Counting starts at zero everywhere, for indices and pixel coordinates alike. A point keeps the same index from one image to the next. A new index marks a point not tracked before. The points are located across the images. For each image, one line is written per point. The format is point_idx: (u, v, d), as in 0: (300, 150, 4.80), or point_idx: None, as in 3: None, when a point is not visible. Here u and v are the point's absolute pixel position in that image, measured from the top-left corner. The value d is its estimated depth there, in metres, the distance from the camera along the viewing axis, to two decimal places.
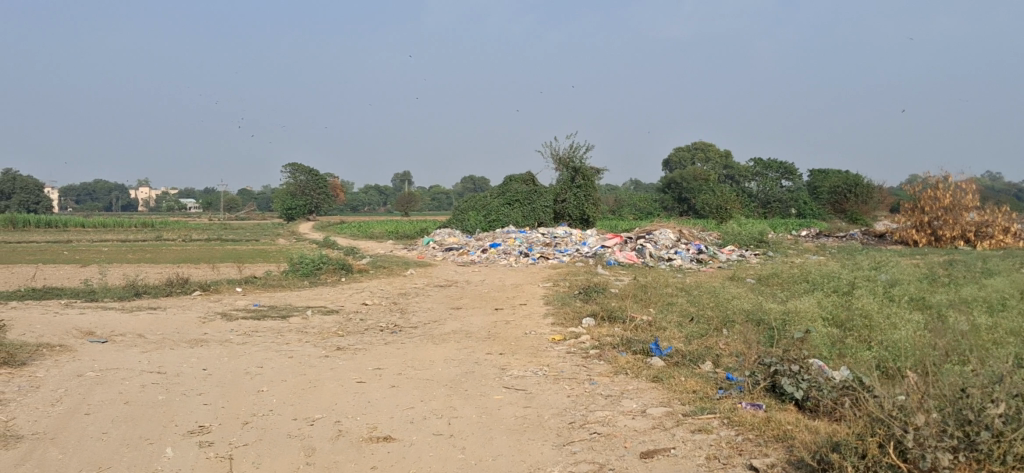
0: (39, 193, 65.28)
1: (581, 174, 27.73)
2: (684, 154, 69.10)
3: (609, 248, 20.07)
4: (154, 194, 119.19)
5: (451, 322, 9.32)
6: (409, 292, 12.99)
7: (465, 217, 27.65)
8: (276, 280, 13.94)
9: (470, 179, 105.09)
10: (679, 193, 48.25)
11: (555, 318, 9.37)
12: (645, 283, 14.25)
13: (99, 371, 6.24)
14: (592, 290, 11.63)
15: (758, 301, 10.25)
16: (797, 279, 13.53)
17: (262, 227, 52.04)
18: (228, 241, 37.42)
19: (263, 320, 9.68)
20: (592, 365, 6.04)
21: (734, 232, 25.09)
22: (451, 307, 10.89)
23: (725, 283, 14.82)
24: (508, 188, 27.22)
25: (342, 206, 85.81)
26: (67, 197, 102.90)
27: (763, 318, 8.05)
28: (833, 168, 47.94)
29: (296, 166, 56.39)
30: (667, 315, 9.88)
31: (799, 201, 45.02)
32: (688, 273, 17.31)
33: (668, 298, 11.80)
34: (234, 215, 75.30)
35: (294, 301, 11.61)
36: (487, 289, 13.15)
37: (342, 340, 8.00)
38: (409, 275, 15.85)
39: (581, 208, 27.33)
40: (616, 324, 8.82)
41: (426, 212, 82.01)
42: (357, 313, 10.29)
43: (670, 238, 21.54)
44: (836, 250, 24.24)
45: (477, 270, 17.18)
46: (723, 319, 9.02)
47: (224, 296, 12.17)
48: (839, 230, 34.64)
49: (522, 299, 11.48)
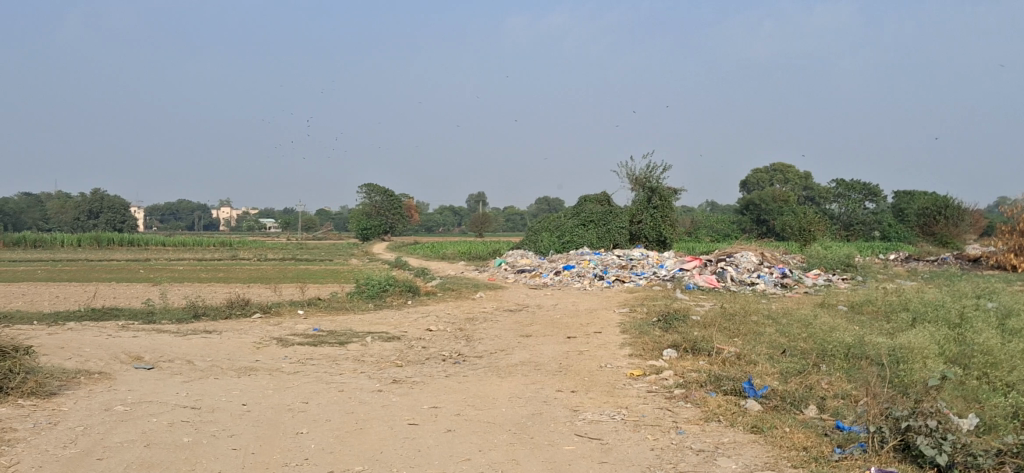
0: (125, 212, 66.71)
1: (658, 194, 26.78)
2: (762, 175, 67.28)
3: (688, 271, 19.15)
4: (235, 214, 121.36)
5: (518, 352, 8.58)
6: (477, 317, 12.30)
7: (539, 239, 26.97)
8: (339, 302, 13.39)
9: (544, 199, 104.56)
10: (758, 214, 46.86)
11: (633, 349, 8.59)
12: (729, 310, 13.37)
13: (130, 405, 5.64)
14: (672, 317, 10.81)
15: (858, 333, 9.33)
16: (895, 307, 12.50)
17: (338, 246, 52.12)
18: (302, 262, 37.38)
19: (320, 347, 9.08)
20: (678, 408, 5.25)
21: (820, 255, 23.92)
22: (521, 334, 10.17)
23: (817, 310, 13.83)
24: (583, 209, 26.51)
25: (416, 227, 86.01)
26: (152, 217, 105.44)
27: (870, 356, 7.21)
28: (921, 190, 46.06)
29: (372, 187, 56.41)
30: (756, 347, 9.01)
31: (883, 223, 43.38)
32: (773, 299, 16.32)
33: (755, 327, 10.91)
34: (311, 235, 75.93)
35: (357, 325, 11.02)
36: (560, 314, 12.39)
37: (399, 371, 7.32)
38: (478, 298, 15.18)
39: (657, 229, 26.36)
40: (701, 357, 8.00)
41: (500, 233, 81.58)
42: (420, 340, 9.64)
43: (752, 261, 20.53)
44: (930, 276, 22.89)
45: (550, 294, 16.45)
46: (821, 354, 8.17)
47: (284, 319, 11.64)
48: (929, 254, 33.07)
49: (597, 326, 10.71)
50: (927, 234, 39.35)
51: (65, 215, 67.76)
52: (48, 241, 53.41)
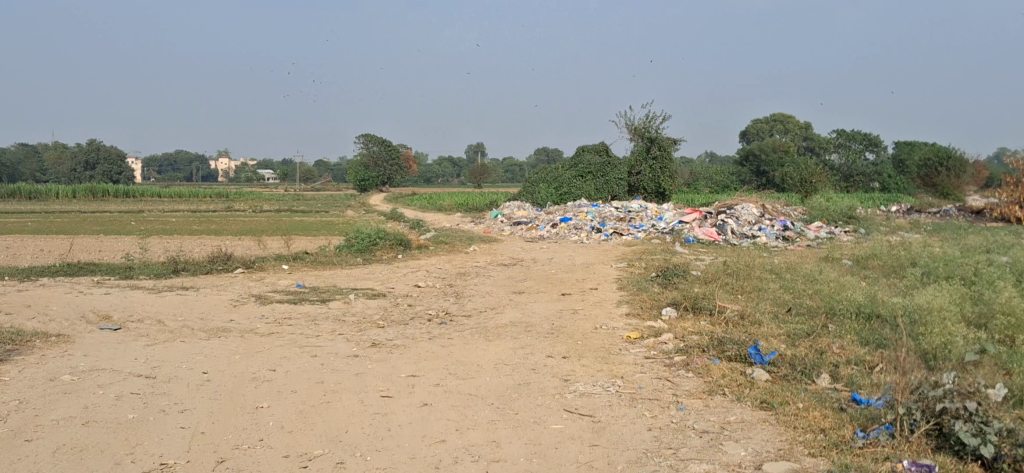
0: (121, 164, 65.97)
1: (657, 144, 26.16)
2: (762, 126, 66.39)
3: (688, 223, 18.60)
4: (233, 165, 120.66)
5: (509, 311, 8.09)
6: (469, 273, 11.82)
7: (536, 191, 26.42)
8: (326, 256, 12.89)
9: (543, 149, 103.87)
10: (758, 165, 46.29)
11: (631, 308, 8.10)
12: (731, 265, 12.88)
13: (78, 374, 5.16)
14: (672, 274, 10.31)
15: (870, 291, 8.84)
16: (903, 263, 12.00)
17: (335, 197, 51.53)
18: (297, 213, 36.92)
19: (300, 305, 8.60)
20: (678, 379, 4.76)
21: (821, 207, 23.38)
22: (513, 291, 9.69)
23: (821, 265, 13.32)
24: (580, 160, 25.97)
25: (415, 178, 85.39)
26: (149, 168, 104.91)
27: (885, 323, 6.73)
28: (921, 141, 45.44)
29: (368, 137, 55.65)
30: (761, 306, 8.53)
31: (884, 174, 42.84)
32: (775, 252, 15.80)
33: (758, 283, 10.42)
34: (309, 186, 75.21)
35: (342, 281, 10.55)
36: (555, 269, 11.89)
37: (379, 334, 6.83)
38: (472, 252, 14.69)
39: (656, 181, 25.81)
40: (703, 317, 7.52)
41: (498, 184, 80.99)
42: (407, 298, 9.16)
43: (753, 213, 19.97)
44: (935, 228, 22.35)
45: (546, 247, 15.94)
46: (831, 315, 7.69)
47: (267, 274, 11.15)
48: (931, 205, 32.55)
49: (593, 282, 10.22)
50: (929, 185, 38.76)
51: (62, 166, 66.99)
52: (43, 192, 52.84)
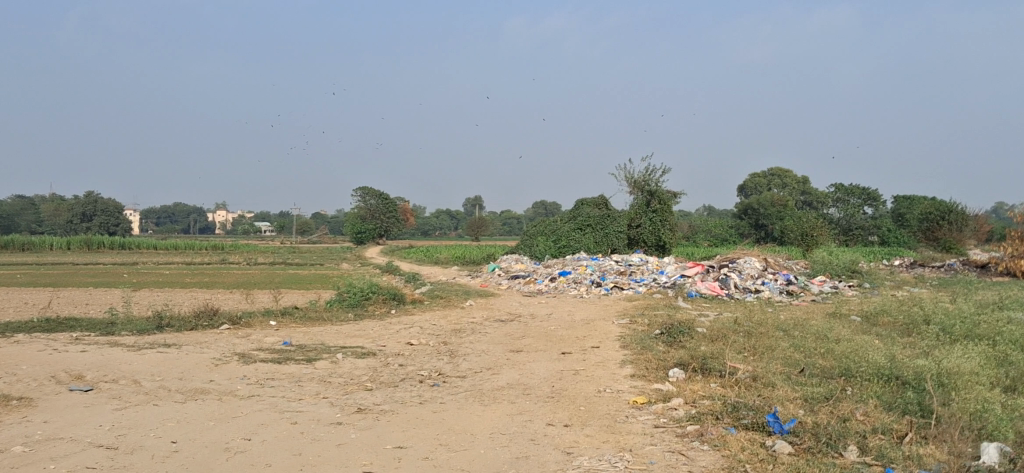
0: (118, 215, 65.67)
1: (657, 197, 25.84)
2: (760, 180, 66.22)
3: (689, 277, 18.22)
4: (232, 217, 120.57)
5: (506, 372, 7.63)
6: (464, 329, 11.36)
7: (534, 244, 26.02)
8: (317, 312, 12.44)
9: (541, 202, 103.89)
10: (756, 219, 46.04)
11: (635, 368, 7.66)
12: (736, 321, 12.45)
13: (33, 444, 4.69)
14: (676, 331, 9.89)
15: (886, 351, 8.42)
16: (915, 320, 11.60)
17: (333, 250, 51.14)
18: (292, 266, 36.44)
19: (284, 365, 8.13)
20: (693, 454, 4.32)
21: (824, 261, 23.02)
22: (510, 349, 9.23)
23: (830, 321, 12.90)
24: (579, 213, 25.65)
25: (413, 231, 85.18)
26: (147, 220, 104.88)
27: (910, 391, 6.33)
28: (921, 196, 45.30)
29: (366, 190, 55.48)
30: (772, 366, 8.09)
31: (883, 228, 42.59)
32: (780, 307, 15.38)
33: (767, 340, 10.00)
34: (306, 238, 74.89)
35: (332, 339, 10.09)
36: (554, 326, 11.44)
37: (366, 397, 6.37)
38: (468, 307, 14.25)
39: (656, 233, 25.29)
40: (712, 379, 7.08)
41: (496, 236, 80.75)
42: (398, 356, 8.70)
43: (756, 268, 19.57)
44: (940, 283, 21.97)
45: (545, 302, 15.49)
46: (849, 378, 7.28)
47: (254, 331, 10.70)
48: (933, 260, 32.18)
49: (594, 340, 9.77)
50: (930, 239, 38.41)
51: (59, 216, 66.68)
52: (38, 244, 52.42)
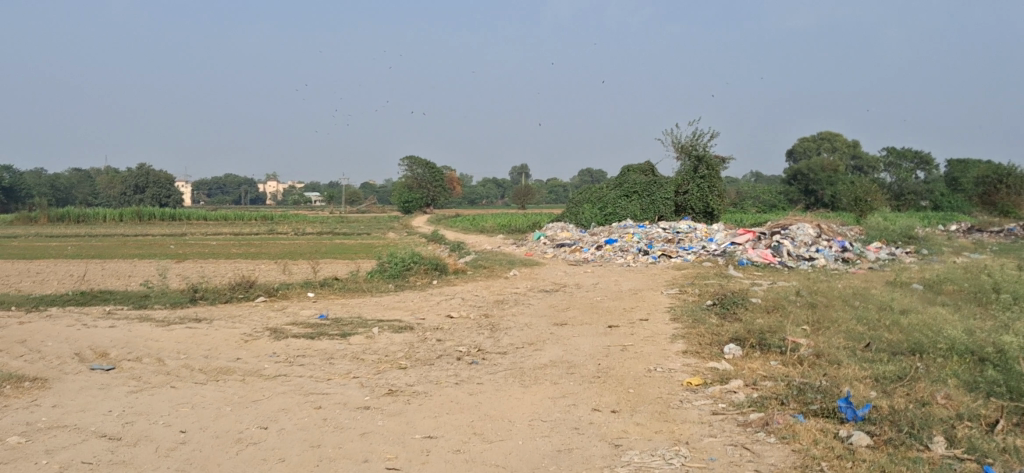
0: (170, 187, 66.21)
1: (704, 163, 24.69)
2: (809, 144, 64.74)
3: (741, 245, 17.59)
4: (281, 188, 121.41)
5: (549, 348, 7.16)
6: (507, 300, 10.90)
7: (579, 211, 25.50)
8: (356, 283, 12.06)
9: (588, 170, 102.90)
10: (807, 184, 44.98)
11: (687, 343, 7.15)
12: (792, 291, 11.86)
13: (32, 433, 4.34)
14: (730, 302, 9.35)
15: (958, 323, 7.81)
16: (983, 289, 10.92)
17: (380, 219, 51.00)
18: (338, 235, 36.32)
19: (317, 340, 7.74)
20: (757, 449, 3.83)
21: (880, 227, 22.22)
22: (554, 322, 8.75)
23: (891, 290, 12.25)
24: (626, 179, 25.12)
25: (459, 201, 84.99)
26: (199, 191, 106.01)
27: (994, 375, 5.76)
28: (976, 159, 43.99)
29: (412, 159, 55.18)
30: (836, 340, 7.53)
31: (937, 193, 41.45)
32: (837, 275, 14.73)
33: (826, 311, 9.41)
34: (354, 208, 74.90)
35: (370, 311, 9.69)
36: (600, 296, 10.93)
37: (398, 377, 5.94)
38: (512, 277, 13.80)
39: (704, 200, 24.35)
40: (773, 356, 6.55)
41: (542, 204, 80.33)
42: (436, 330, 8.26)
43: (810, 234, 18.84)
44: (1002, 248, 21.10)
45: (591, 271, 14.98)
46: (922, 353, 6.70)
47: (290, 304, 10.35)
48: (992, 224, 31.05)
49: (643, 312, 9.25)
50: (988, 203, 37.10)
51: (112, 189, 67.44)
52: (91, 216, 52.98)
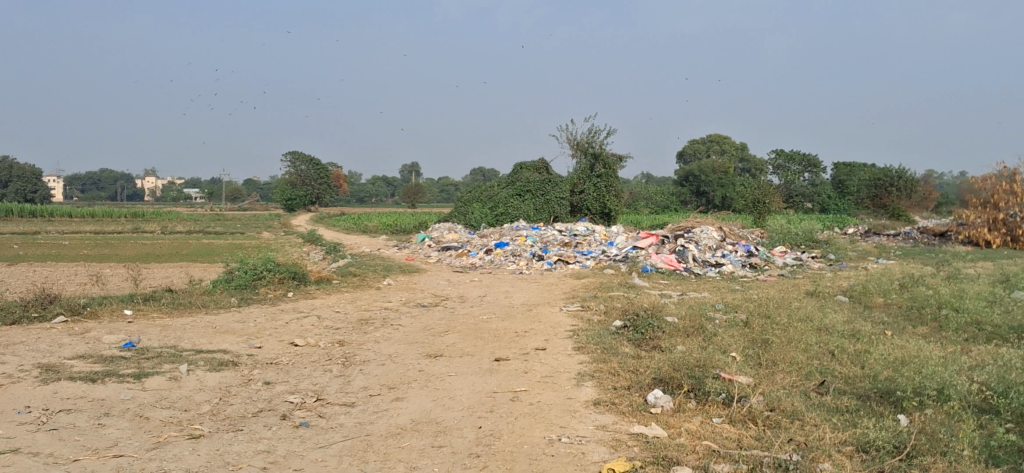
0: (37, 181, 61.66)
1: (601, 162, 23.54)
2: (699, 146, 64.26)
3: (642, 249, 16.06)
4: (160, 184, 115.79)
5: (413, 397, 5.30)
6: (373, 319, 8.99)
7: (467, 211, 23.63)
8: (193, 297, 9.91)
9: (479, 169, 101.11)
10: (697, 186, 44.15)
11: (598, 389, 5.39)
12: (707, 305, 10.30)
13: None
14: (644, 324, 7.64)
15: (927, 357, 6.28)
16: (919, 310, 9.55)
17: (261, 218, 48.01)
18: (209, 235, 33.56)
19: (98, 384, 5.67)
20: None
21: (783, 230, 21.10)
22: (426, 353, 6.88)
23: (816, 302, 10.85)
24: (518, 177, 23.38)
25: (348, 198, 82.08)
26: (71, 188, 100.10)
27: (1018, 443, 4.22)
28: (862, 164, 44.04)
29: (297, 155, 52.33)
30: (782, 378, 5.90)
31: (823, 195, 41.27)
32: (749, 284, 13.33)
33: (755, 334, 7.83)
34: (237, 205, 71.05)
35: (193, 338, 7.61)
36: (487, 314, 9.15)
37: (179, 459, 3.98)
38: (385, 288, 11.89)
39: (600, 200, 23.09)
40: (715, 410, 4.86)
41: (432, 204, 78.16)
42: (270, 368, 6.29)
43: (713, 237, 17.48)
44: (905, 254, 20.27)
45: (477, 280, 13.17)
46: (900, 404, 5.13)
47: (97, 327, 8.18)
48: (885, 227, 30.66)
49: (538, 337, 7.47)
50: (878, 207, 36.76)
51: None
52: None
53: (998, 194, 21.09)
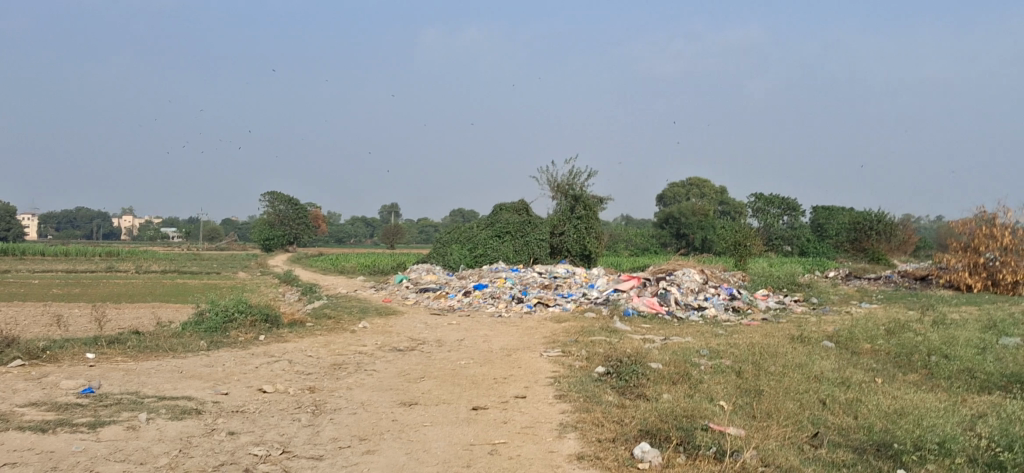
0: (11, 219, 60.88)
1: (581, 203, 23.37)
2: (678, 189, 64.36)
3: (623, 292, 15.82)
4: (137, 223, 114.84)
5: (386, 450, 4.98)
6: (347, 364, 8.67)
7: (446, 252, 23.34)
8: (160, 340, 9.55)
9: (459, 210, 100.91)
10: (677, 228, 44.09)
11: (581, 442, 5.09)
12: (691, 350, 10.04)
13: None
14: (628, 370, 7.36)
15: (923, 408, 6.03)
16: (907, 357, 9.33)
17: (238, 258, 47.48)
18: (184, 275, 33.08)
19: (49, 434, 5.32)
20: None
21: (765, 273, 20.92)
22: (401, 401, 6.57)
23: (802, 348, 10.61)
24: (498, 219, 23.16)
25: (326, 238, 81.59)
26: (47, 226, 99.04)
27: None
28: (840, 208, 44.15)
29: (276, 195, 51.94)
30: (774, 430, 5.63)
31: (802, 238, 41.26)
32: (732, 329, 13.08)
33: (742, 381, 7.56)
34: (215, 245, 70.41)
35: (157, 383, 7.26)
36: (465, 359, 8.84)
37: None
38: (360, 331, 11.57)
39: (581, 242, 22.88)
40: (706, 466, 4.57)
41: (411, 245, 77.80)
42: (236, 416, 5.96)
43: (695, 280, 17.26)
44: (887, 298, 20.11)
45: (455, 323, 12.87)
46: (900, 459, 4.86)
47: (56, 371, 7.82)
48: (865, 271, 30.60)
49: (518, 385, 7.18)
50: (857, 250, 36.74)
51: None
52: None
53: (979, 238, 21.01)
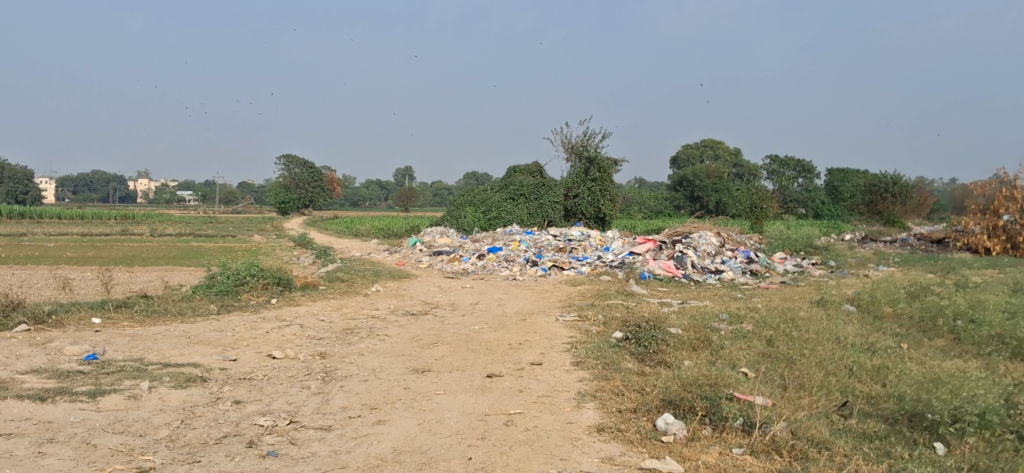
0: (28, 182, 60.93)
1: (596, 165, 23.05)
2: (693, 151, 63.79)
3: (640, 255, 15.55)
4: (153, 186, 114.93)
5: (397, 421, 4.77)
6: (358, 329, 8.46)
7: (460, 215, 23.10)
8: (168, 304, 9.35)
9: (472, 173, 100.50)
10: (691, 191, 43.69)
11: (601, 412, 4.87)
12: (709, 315, 9.80)
13: None
14: (646, 336, 7.12)
15: (955, 376, 5.78)
16: (932, 321, 9.06)
17: (252, 221, 47.36)
18: (198, 238, 32.93)
19: (48, 403, 5.13)
20: None
21: (782, 236, 20.61)
22: (413, 367, 6.35)
23: (823, 312, 10.36)
24: (511, 181, 22.88)
25: (340, 202, 81.44)
26: (63, 190, 99.23)
27: None
28: (856, 170, 43.64)
29: (290, 158, 51.70)
30: (801, 400, 5.39)
31: (818, 201, 40.80)
32: (751, 292, 12.82)
33: (764, 347, 7.32)
34: (230, 208, 70.36)
35: (163, 349, 7.07)
36: (479, 324, 8.63)
37: None
38: (373, 295, 11.37)
39: (595, 204, 22.59)
40: (734, 440, 4.34)
41: (425, 207, 77.59)
42: (243, 384, 5.76)
43: (712, 243, 16.98)
44: (905, 261, 19.78)
45: (469, 286, 12.65)
46: (937, 431, 4.62)
47: (62, 337, 7.63)
48: (882, 234, 30.20)
49: (534, 351, 6.95)
50: (873, 213, 36.28)
51: None
52: None
53: (998, 201, 20.60)
